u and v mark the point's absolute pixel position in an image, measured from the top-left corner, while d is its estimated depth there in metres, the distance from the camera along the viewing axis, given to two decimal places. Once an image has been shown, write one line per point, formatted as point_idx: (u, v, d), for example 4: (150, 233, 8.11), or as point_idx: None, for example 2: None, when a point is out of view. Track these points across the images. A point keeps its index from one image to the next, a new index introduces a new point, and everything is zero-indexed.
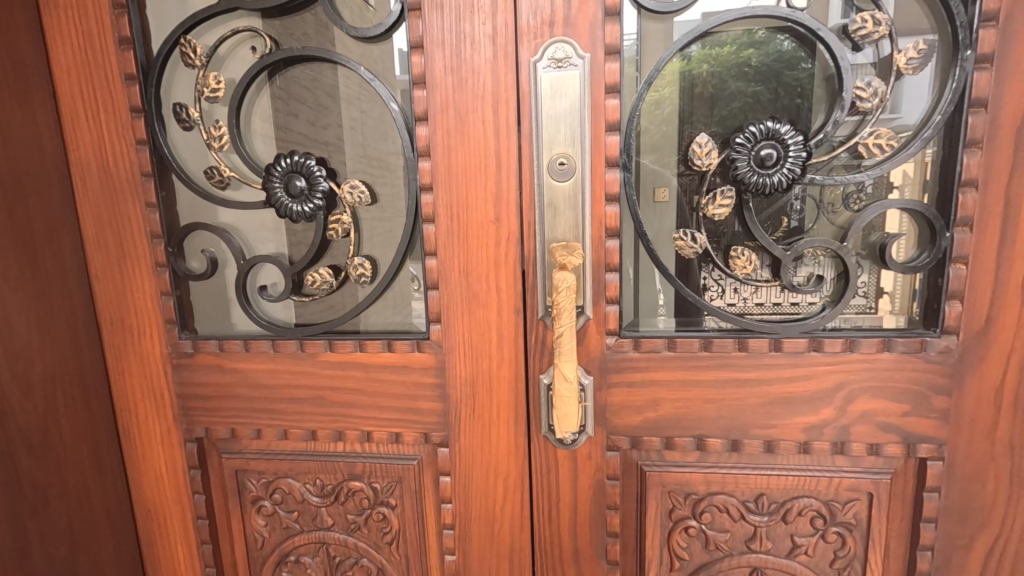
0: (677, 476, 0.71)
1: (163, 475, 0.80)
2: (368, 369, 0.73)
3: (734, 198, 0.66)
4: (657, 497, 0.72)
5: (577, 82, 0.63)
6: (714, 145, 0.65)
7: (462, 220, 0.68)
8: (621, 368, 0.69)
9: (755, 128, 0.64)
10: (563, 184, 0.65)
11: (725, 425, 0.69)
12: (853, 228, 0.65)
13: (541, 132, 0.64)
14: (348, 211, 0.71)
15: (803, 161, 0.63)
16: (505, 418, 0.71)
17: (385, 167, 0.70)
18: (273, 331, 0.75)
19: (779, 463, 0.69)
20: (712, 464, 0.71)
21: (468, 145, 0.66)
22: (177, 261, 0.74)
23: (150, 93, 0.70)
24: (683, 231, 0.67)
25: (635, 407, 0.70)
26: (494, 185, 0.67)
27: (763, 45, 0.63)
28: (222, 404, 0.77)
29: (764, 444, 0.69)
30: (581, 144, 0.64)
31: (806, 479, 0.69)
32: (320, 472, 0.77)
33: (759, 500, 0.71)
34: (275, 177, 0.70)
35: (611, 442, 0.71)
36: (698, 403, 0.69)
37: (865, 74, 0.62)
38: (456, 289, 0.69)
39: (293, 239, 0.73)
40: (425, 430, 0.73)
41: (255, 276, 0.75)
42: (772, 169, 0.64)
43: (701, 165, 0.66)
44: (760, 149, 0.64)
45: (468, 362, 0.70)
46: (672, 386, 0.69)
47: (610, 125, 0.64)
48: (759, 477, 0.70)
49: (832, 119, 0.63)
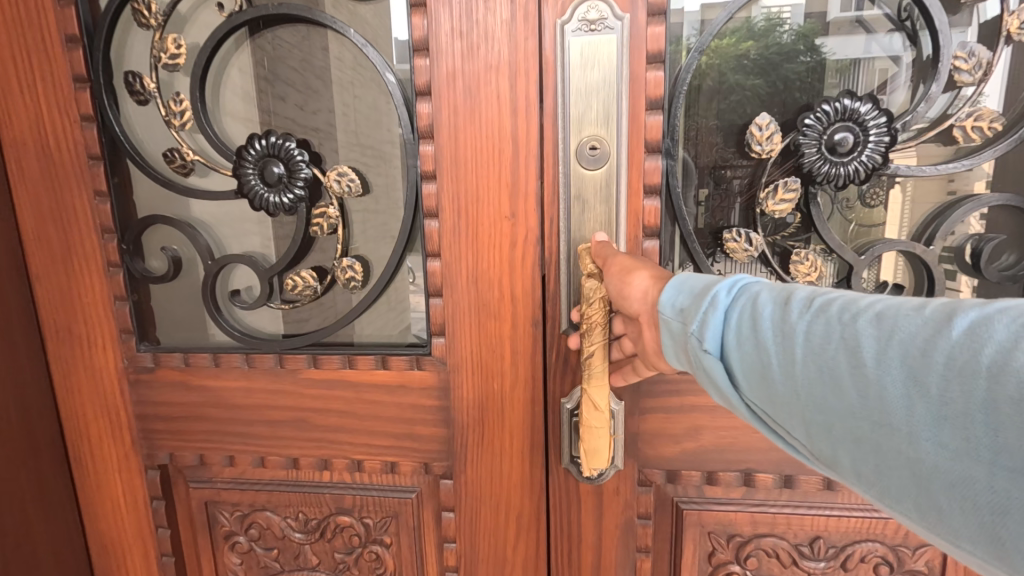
0: (719, 516, 0.62)
1: (120, 505, 0.69)
2: (359, 389, 0.62)
3: (799, 189, 0.57)
4: (695, 538, 0.64)
5: (613, 49, 0.52)
6: (778, 127, 0.55)
7: (471, 216, 0.57)
8: (657, 392, 0.60)
9: (829, 106, 0.54)
10: (594, 173, 0.55)
11: (778, 459, 0.60)
12: (941, 229, 0.56)
13: (568, 110, 0.54)
14: (335, 203, 0.60)
15: (885, 148, 0.54)
16: (520, 446, 0.61)
17: (374, 160, 0.59)
18: (247, 344, 0.64)
19: (838, 502, 0.61)
20: (760, 502, 0.62)
21: (480, 126, 0.55)
22: (134, 261, 0.63)
23: (97, 59, 0.58)
24: (734, 229, 0.58)
25: (673, 436, 0.61)
26: (509, 172, 0.56)
27: (764, 36, 0.55)
28: (188, 427, 0.66)
29: (823, 481, 0.61)
30: (616, 125, 0.54)
31: (868, 521, 0.61)
32: (303, 505, 0.67)
33: (814, 544, 0.63)
34: (248, 162, 0.59)
35: (642, 477, 0.62)
36: (747, 433, 0.60)
37: (965, 41, 0.52)
38: (462, 297, 0.59)
39: (271, 234, 0.62)
40: (425, 460, 0.63)
41: (227, 279, 0.64)
42: (846, 157, 0.55)
43: (761, 152, 0.56)
44: (833, 133, 0.54)
45: (477, 382, 0.60)
46: (716, 413, 0.60)
47: (651, 103, 0.54)
48: (817, 518, 0.62)
49: (926, 96, 0.54)
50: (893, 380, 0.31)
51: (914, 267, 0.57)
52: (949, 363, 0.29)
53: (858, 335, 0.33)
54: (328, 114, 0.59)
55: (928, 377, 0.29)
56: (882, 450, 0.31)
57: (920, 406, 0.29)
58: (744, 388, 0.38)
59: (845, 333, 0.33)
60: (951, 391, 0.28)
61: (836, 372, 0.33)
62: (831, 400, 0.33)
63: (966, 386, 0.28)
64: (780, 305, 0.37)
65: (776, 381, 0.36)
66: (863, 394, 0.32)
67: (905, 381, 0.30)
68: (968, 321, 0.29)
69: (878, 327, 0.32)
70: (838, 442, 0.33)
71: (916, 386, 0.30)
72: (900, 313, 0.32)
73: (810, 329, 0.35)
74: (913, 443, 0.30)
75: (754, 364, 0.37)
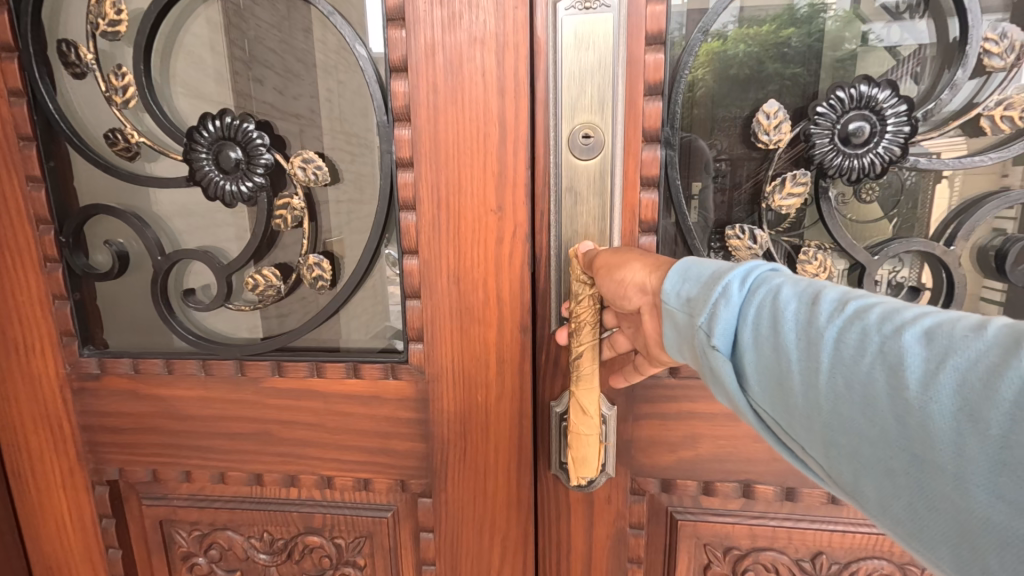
0: (715, 528, 0.58)
1: (66, 525, 0.63)
2: (329, 399, 0.56)
3: (810, 182, 0.51)
4: (690, 549, 0.59)
5: (610, 27, 0.47)
6: (786, 115, 0.50)
7: (453, 209, 0.51)
8: (654, 397, 0.55)
9: (843, 92, 0.48)
10: (587, 164, 0.49)
11: (780, 470, 0.56)
12: (964, 226, 0.51)
13: (558, 98, 0.48)
14: (300, 193, 0.53)
15: (904, 139, 0.49)
16: (507, 462, 0.56)
17: (353, 148, 0.53)
18: (203, 349, 0.57)
19: (842, 517, 0.57)
20: (759, 514, 0.57)
21: (462, 108, 0.49)
22: (75, 257, 0.56)
23: (26, 26, 0.51)
24: (738, 225, 0.53)
25: (668, 444, 0.56)
26: (495, 160, 0.50)
27: (807, 22, 0.50)
28: (139, 440, 0.60)
29: (828, 495, 0.56)
30: (612, 112, 0.48)
31: (875, 537, 0.57)
32: (268, 524, 0.61)
33: (816, 559, 0.58)
34: (200, 144, 0.52)
35: (636, 486, 0.57)
36: (747, 443, 0.55)
37: (997, 23, 0.47)
38: (443, 299, 0.53)
39: (249, 224, 0.55)
40: (402, 477, 0.58)
41: (181, 277, 0.57)
42: (861, 149, 0.49)
43: (767, 142, 0.51)
44: (847, 122, 0.49)
45: (459, 394, 0.55)
46: (716, 420, 0.55)
47: (650, 88, 0.49)
48: (819, 533, 0.57)
49: (951, 84, 0.48)
50: (935, 407, 0.26)
51: (935, 270, 0.53)
52: (1010, 396, 0.24)
53: (898, 349, 0.28)
54: (307, 96, 0.52)
55: (981, 409, 0.25)
56: (916, 484, 0.27)
57: (964, 440, 0.25)
58: (759, 390, 0.35)
59: (884, 347, 0.29)
60: (1007, 428, 0.24)
61: (868, 389, 0.29)
62: (858, 420, 0.29)
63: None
64: (805, 306, 0.33)
65: (795, 390, 0.32)
66: (898, 416, 0.28)
67: (950, 409, 0.26)
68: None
69: (926, 344, 0.28)
70: (861, 466, 0.29)
71: (967, 418, 0.25)
72: (953, 331, 0.27)
73: (840, 336, 0.31)
74: (953, 482, 0.25)
75: (771, 367, 0.34)
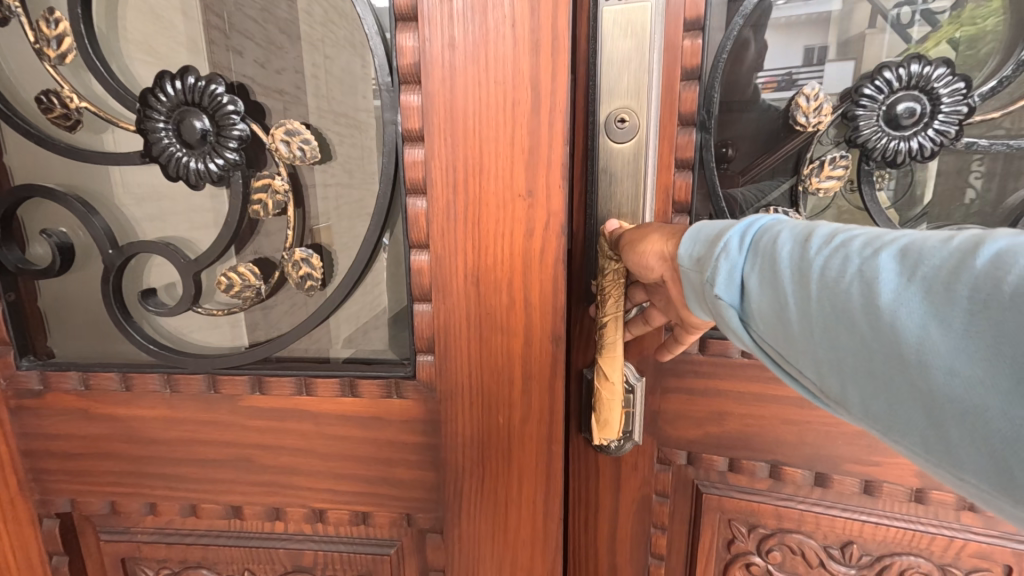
0: (742, 506, 0.54)
1: (10, 563, 0.54)
2: (318, 421, 0.47)
3: (851, 165, 0.45)
4: (714, 524, 0.55)
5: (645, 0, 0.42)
6: (828, 96, 0.43)
7: (473, 195, 0.42)
8: (681, 371, 0.51)
9: (891, 71, 0.42)
10: (621, 148, 0.46)
11: (810, 454, 0.51)
12: None
13: (598, 80, 0.45)
14: (285, 174, 0.43)
15: (960, 119, 0.42)
16: (532, 492, 0.47)
17: (347, 128, 0.43)
18: (166, 360, 0.48)
19: (877, 510, 0.51)
20: (787, 497, 0.53)
21: (485, 69, 0.40)
22: (6, 250, 0.46)
23: None
24: (773, 208, 0.47)
25: (694, 419, 0.53)
26: (524, 135, 0.40)
27: None
28: (94, 466, 0.50)
29: (862, 483, 0.50)
30: (649, 97, 0.44)
31: (910, 532, 0.51)
32: (250, 562, 0.52)
33: (845, 548, 0.53)
34: (158, 109, 0.42)
35: (663, 455, 0.54)
36: (774, 425, 0.51)
37: None
38: (458, 303, 0.44)
39: (225, 211, 0.45)
40: (407, 510, 0.49)
41: (140, 274, 0.47)
42: (910, 131, 0.43)
43: (806, 125, 0.44)
44: (895, 103, 0.42)
45: (477, 414, 0.46)
46: (745, 399, 0.51)
47: (687, 73, 0.44)
48: (851, 522, 0.52)
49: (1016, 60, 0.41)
50: (906, 314, 0.24)
51: None
52: (972, 293, 0.22)
53: (875, 268, 0.26)
54: (291, 71, 0.42)
55: (950, 310, 0.23)
56: (890, 389, 0.25)
57: (929, 337, 0.23)
58: (752, 336, 0.32)
59: (861, 266, 0.27)
60: (971, 323, 0.22)
61: (846, 310, 0.27)
62: (840, 339, 0.27)
63: (996, 319, 0.21)
64: (787, 240, 0.30)
65: (782, 324, 0.30)
66: (873, 329, 0.25)
67: (920, 313, 0.24)
68: (999, 246, 0.22)
69: (899, 258, 0.25)
70: (849, 391, 0.27)
71: (936, 321, 0.23)
72: (925, 243, 0.25)
73: (824, 265, 0.28)
74: (922, 380, 0.24)
75: (764, 310, 0.31)
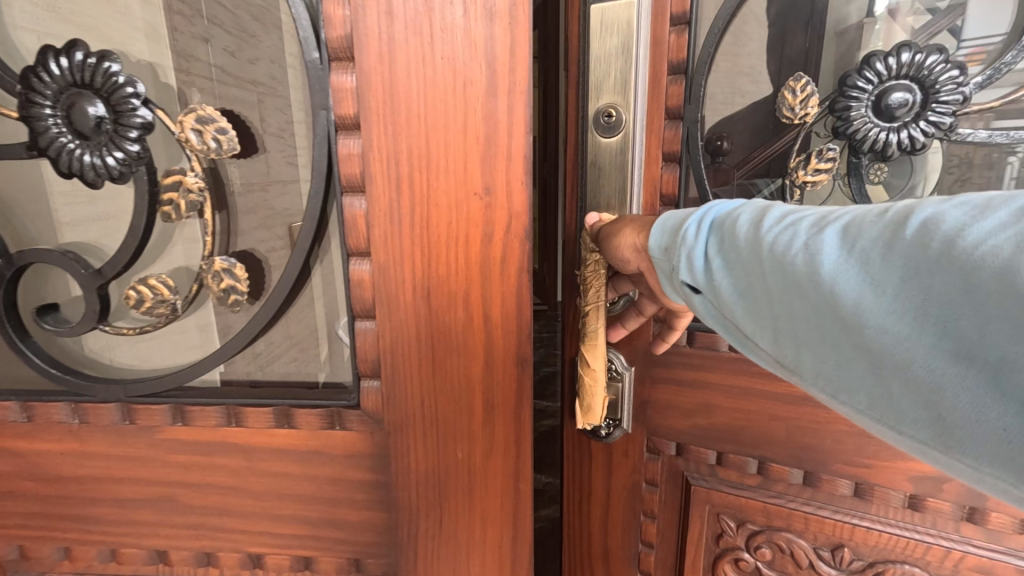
0: (731, 499, 0.51)
1: None
2: (250, 454, 0.41)
3: (840, 159, 0.42)
4: (702, 516, 0.53)
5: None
6: (816, 88, 0.42)
7: (421, 193, 0.35)
8: (671, 361, 0.50)
9: (880, 59, 0.39)
10: (608, 144, 0.45)
11: (799, 453, 0.48)
12: None
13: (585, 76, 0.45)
14: (202, 169, 0.37)
15: (956, 108, 0.38)
16: (497, 537, 0.41)
17: (277, 110, 0.36)
18: (74, 388, 0.41)
19: (870, 514, 0.47)
20: (777, 496, 0.50)
21: (430, 40, 0.33)
22: None
23: None
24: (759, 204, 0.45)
25: (682, 410, 0.51)
26: (478, 121, 0.34)
27: None
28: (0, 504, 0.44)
29: (852, 485, 0.47)
30: (635, 91, 0.44)
31: (903, 539, 0.46)
32: None
33: (836, 551, 0.49)
34: (44, 91, 0.35)
35: (652, 444, 0.53)
36: (763, 421, 0.48)
37: None
38: (405, 320, 0.37)
39: (132, 215, 0.38)
40: (355, 555, 0.43)
41: (39, 288, 0.40)
42: (900, 122, 0.40)
43: (792, 117, 0.43)
44: (884, 93, 0.40)
45: (432, 449, 0.40)
46: (732, 392, 0.48)
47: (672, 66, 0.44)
48: (842, 524, 0.48)
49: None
50: (846, 283, 0.25)
51: None
52: (900, 258, 0.23)
53: (819, 242, 0.27)
54: (267, 61, 0.36)
55: (883, 277, 0.24)
56: (838, 351, 0.26)
57: (867, 302, 0.24)
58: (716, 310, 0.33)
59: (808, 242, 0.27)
60: (901, 288, 0.23)
61: (795, 282, 0.28)
62: (792, 309, 0.28)
63: (918, 280, 0.23)
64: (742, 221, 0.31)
65: (740, 298, 0.31)
66: (820, 299, 0.26)
67: (859, 281, 0.25)
68: (924, 213, 0.23)
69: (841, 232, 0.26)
70: (798, 358, 0.29)
71: (872, 290, 0.24)
72: (864, 216, 0.26)
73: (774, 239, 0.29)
74: (863, 342, 0.25)
75: (725, 286, 0.32)
